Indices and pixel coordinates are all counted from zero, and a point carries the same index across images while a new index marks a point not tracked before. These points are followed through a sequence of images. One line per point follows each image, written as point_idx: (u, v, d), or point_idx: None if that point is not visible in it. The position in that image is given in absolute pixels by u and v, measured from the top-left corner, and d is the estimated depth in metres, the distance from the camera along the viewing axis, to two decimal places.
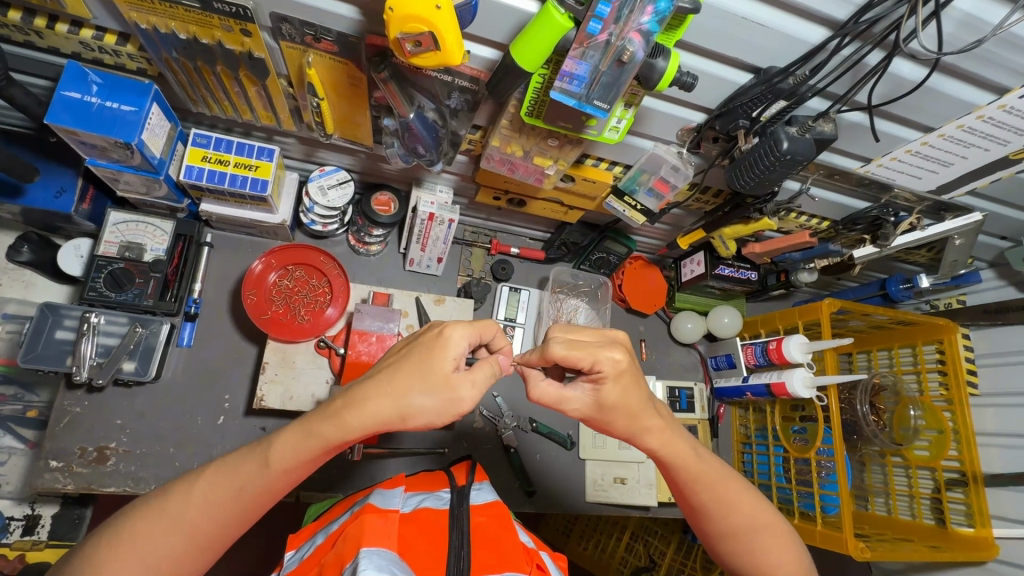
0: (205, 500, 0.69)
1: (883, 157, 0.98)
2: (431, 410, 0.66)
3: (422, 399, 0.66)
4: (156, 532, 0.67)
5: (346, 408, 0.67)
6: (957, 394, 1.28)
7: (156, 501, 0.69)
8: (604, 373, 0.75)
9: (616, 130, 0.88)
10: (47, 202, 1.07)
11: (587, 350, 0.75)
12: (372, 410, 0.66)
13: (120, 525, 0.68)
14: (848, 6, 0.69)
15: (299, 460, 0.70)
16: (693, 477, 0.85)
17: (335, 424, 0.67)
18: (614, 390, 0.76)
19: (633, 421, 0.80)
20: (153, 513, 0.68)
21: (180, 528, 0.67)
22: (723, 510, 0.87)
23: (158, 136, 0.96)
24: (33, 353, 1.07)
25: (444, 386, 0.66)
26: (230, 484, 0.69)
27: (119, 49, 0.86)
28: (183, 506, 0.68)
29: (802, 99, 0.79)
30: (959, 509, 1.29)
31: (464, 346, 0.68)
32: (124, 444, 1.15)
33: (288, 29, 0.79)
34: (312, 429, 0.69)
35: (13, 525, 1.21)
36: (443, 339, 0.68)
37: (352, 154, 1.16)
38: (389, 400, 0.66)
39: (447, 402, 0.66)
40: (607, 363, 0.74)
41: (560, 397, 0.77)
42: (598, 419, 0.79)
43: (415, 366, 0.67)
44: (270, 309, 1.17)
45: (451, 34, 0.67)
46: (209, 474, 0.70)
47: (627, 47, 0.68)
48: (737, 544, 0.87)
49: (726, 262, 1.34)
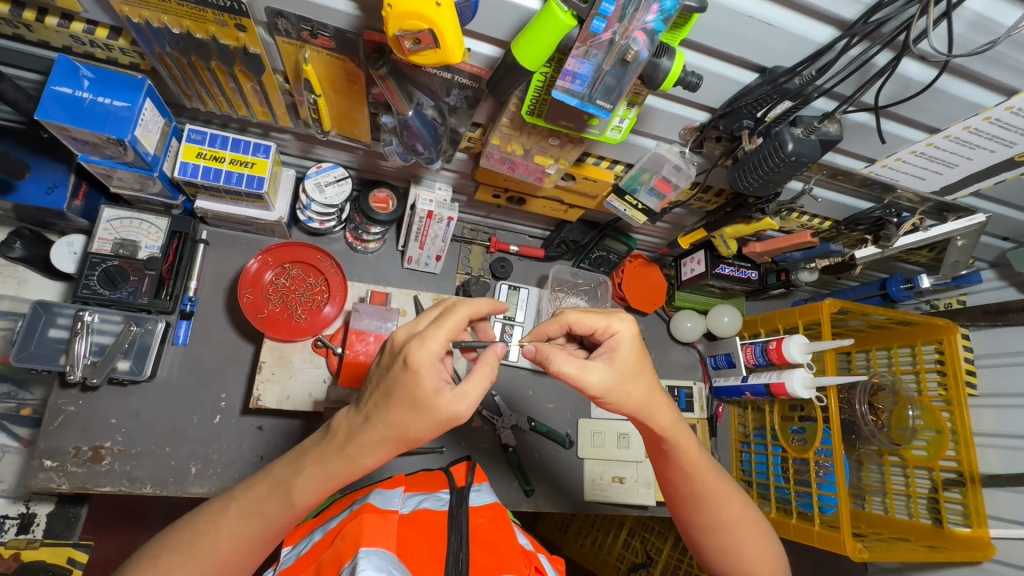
0: (231, 528, 0.70)
1: (887, 158, 0.97)
2: (433, 432, 0.66)
3: (418, 428, 0.65)
4: (189, 562, 0.68)
5: (352, 444, 0.68)
6: (955, 394, 1.28)
7: (190, 529, 0.70)
8: (619, 335, 0.79)
9: (618, 130, 0.86)
10: (40, 199, 1.05)
11: (601, 314, 0.80)
12: (373, 445, 0.67)
13: (155, 557, 0.69)
14: (858, 5, 0.68)
15: (320, 486, 0.70)
16: (691, 466, 0.85)
17: (346, 462, 0.68)
18: (630, 354, 0.78)
19: (647, 392, 0.79)
20: (184, 544, 0.69)
21: (208, 554, 0.69)
22: (716, 500, 0.86)
23: (152, 132, 0.94)
24: (26, 352, 1.06)
25: (444, 415, 0.65)
26: (255, 513, 0.70)
27: (111, 43, 0.85)
28: (223, 543, 0.69)
29: (808, 99, 0.78)
30: (956, 509, 1.29)
31: (440, 365, 0.65)
32: (119, 444, 1.14)
33: (283, 24, 0.77)
34: (327, 460, 0.69)
35: (8, 523, 1.21)
36: (413, 371, 0.63)
37: (350, 150, 1.15)
38: (391, 433, 0.66)
39: (446, 423, 0.66)
40: (620, 325, 0.79)
41: (581, 367, 0.75)
42: (617, 390, 0.77)
43: (396, 403, 0.65)
44: (267, 308, 1.15)
45: (451, 30, 0.65)
46: (234, 501, 0.71)
47: (631, 46, 0.67)
48: (721, 536, 0.87)
49: (726, 261, 1.34)
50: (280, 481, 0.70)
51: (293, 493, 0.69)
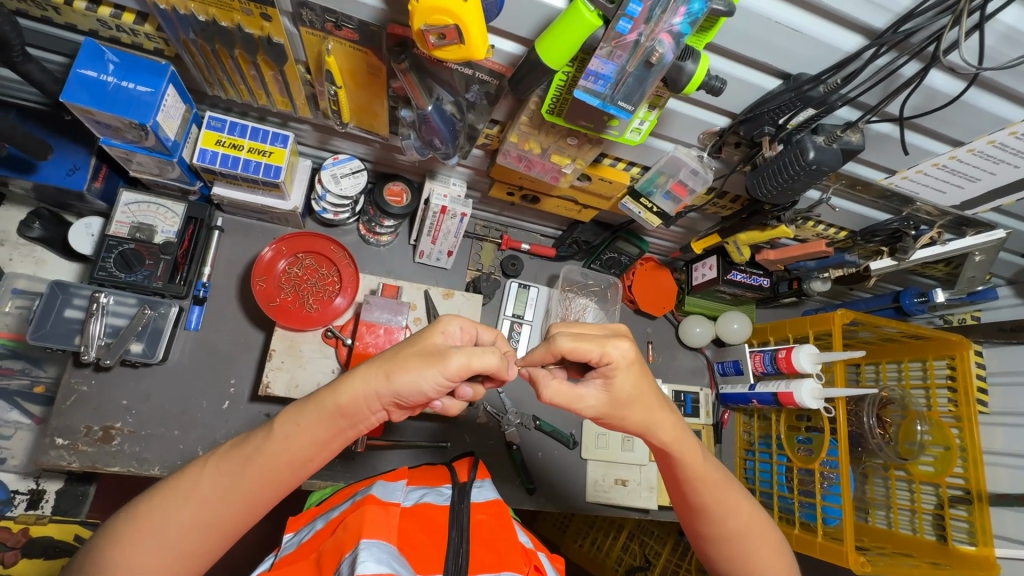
0: (211, 467, 0.72)
1: (908, 170, 0.96)
2: (416, 370, 0.70)
3: (409, 357, 0.72)
4: (165, 500, 0.70)
5: (344, 379, 0.74)
6: (966, 411, 1.27)
7: (179, 486, 0.71)
8: (614, 363, 0.75)
9: (638, 131, 0.85)
10: (60, 180, 1.06)
11: (595, 341, 0.75)
12: (363, 376, 0.72)
13: (135, 506, 0.71)
14: (888, 14, 0.67)
15: (298, 425, 0.73)
16: (697, 478, 0.85)
17: (332, 390, 0.73)
18: (626, 379, 0.77)
19: (646, 414, 0.80)
20: (165, 489, 0.71)
21: (189, 495, 0.70)
22: (723, 511, 0.86)
23: (173, 118, 0.95)
24: (42, 331, 1.07)
25: (437, 353, 0.71)
26: (234, 450, 0.73)
27: (137, 28, 0.85)
28: (203, 482, 0.71)
29: (832, 107, 0.77)
30: (961, 527, 1.27)
31: (454, 328, 0.77)
32: (129, 425, 1.15)
33: (308, 15, 0.78)
34: (311, 396, 0.75)
35: (17, 498, 1.23)
36: (434, 321, 0.77)
37: (367, 143, 1.15)
38: (381, 367, 0.72)
39: (435, 364, 0.70)
40: (616, 352, 0.75)
41: (576, 396, 0.76)
42: (613, 415, 0.78)
43: (408, 345, 0.75)
44: (279, 297, 1.16)
45: (476, 28, 0.65)
46: (219, 448, 0.75)
47: (657, 48, 0.66)
48: (730, 547, 0.87)
49: (738, 268, 1.33)
50: (266, 423, 0.75)
51: (271, 427, 0.74)
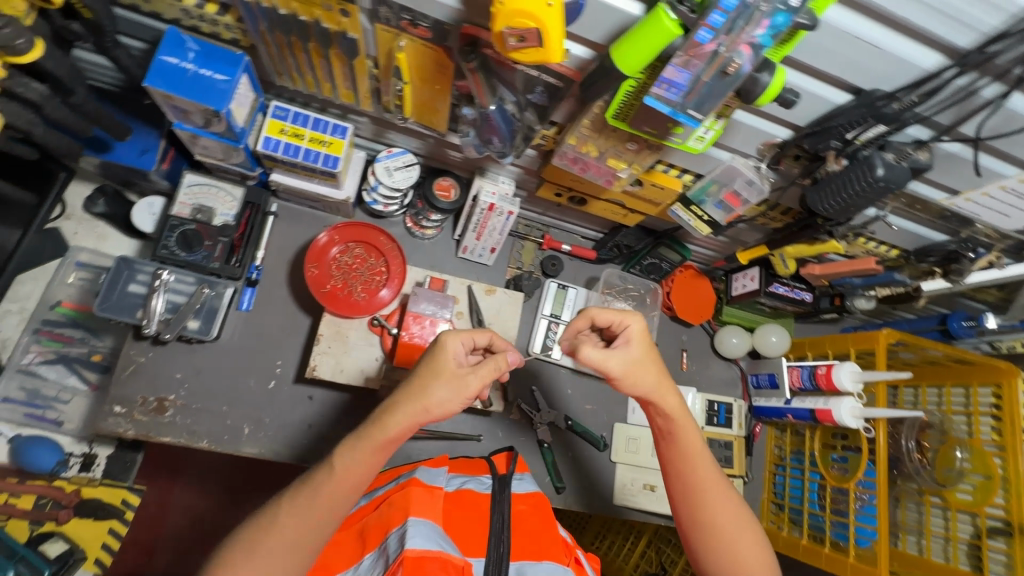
0: (286, 506, 0.73)
1: (973, 192, 0.93)
2: (451, 402, 0.76)
3: (437, 394, 0.75)
4: (248, 543, 0.70)
5: (383, 414, 0.76)
6: (1011, 440, 1.22)
7: (260, 527, 0.72)
8: (631, 330, 0.86)
9: (701, 140, 0.85)
10: (132, 160, 1.11)
11: (617, 311, 0.88)
12: (403, 411, 0.75)
13: (219, 557, 0.71)
14: (973, 34, 0.66)
15: (360, 457, 0.74)
16: (688, 455, 0.87)
17: (380, 427, 0.75)
18: (641, 347, 0.86)
19: (657, 378, 0.86)
20: (248, 534, 0.72)
21: (270, 533, 0.71)
22: (708, 494, 0.85)
23: (243, 106, 0.99)
24: (107, 303, 1.12)
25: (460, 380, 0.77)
26: (303, 487, 0.74)
27: (218, 19, 0.89)
28: (280, 521, 0.72)
29: (904, 124, 0.75)
30: (999, 560, 1.19)
31: (460, 347, 0.81)
32: (182, 398, 1.19)
33: (385, 12, 0.81)
34: (363, 430, 0.76)
35: (72, 460, 1.27)
36: (441, 345, 0.79)
37: (421, 138, 1.17)
38: (417, 404, 0.75)
39: (461, 393, 0.77)
40: (634, 321, 0.86)
41: (602, 355, 0.83)
42: (629, 380, 0.84)
43: (424, 374, 0.77)
44: (329, 283, 1.18)
45: (556, 33, 0.66)
46: (288, 489, 0.76)
47: (734, 59, 0.66)
48: (712, 536, 0.84)
49: (781, 281, 1.32)
50: (326, 460, 0.76)
51: (333, 462, 0.75)
